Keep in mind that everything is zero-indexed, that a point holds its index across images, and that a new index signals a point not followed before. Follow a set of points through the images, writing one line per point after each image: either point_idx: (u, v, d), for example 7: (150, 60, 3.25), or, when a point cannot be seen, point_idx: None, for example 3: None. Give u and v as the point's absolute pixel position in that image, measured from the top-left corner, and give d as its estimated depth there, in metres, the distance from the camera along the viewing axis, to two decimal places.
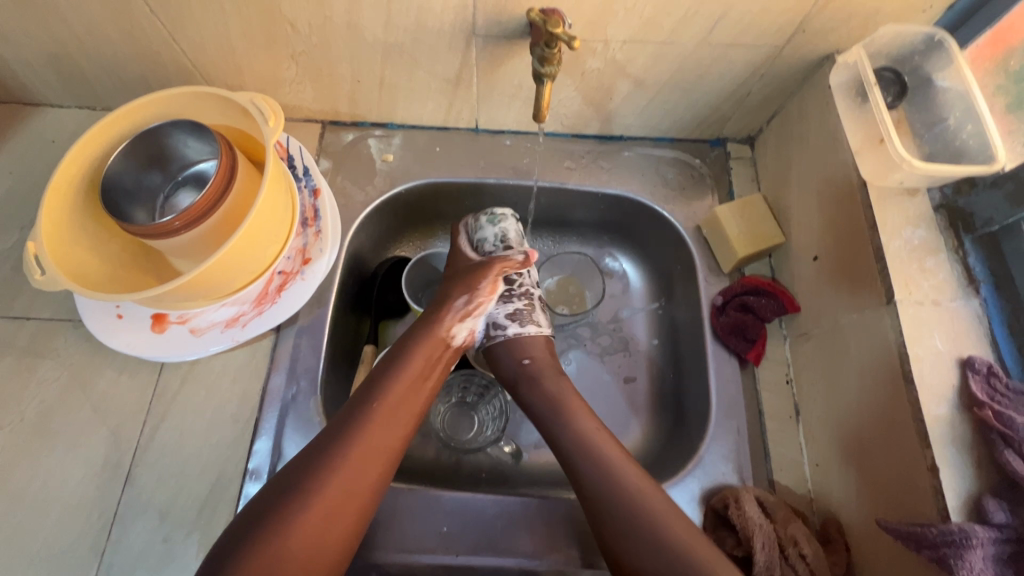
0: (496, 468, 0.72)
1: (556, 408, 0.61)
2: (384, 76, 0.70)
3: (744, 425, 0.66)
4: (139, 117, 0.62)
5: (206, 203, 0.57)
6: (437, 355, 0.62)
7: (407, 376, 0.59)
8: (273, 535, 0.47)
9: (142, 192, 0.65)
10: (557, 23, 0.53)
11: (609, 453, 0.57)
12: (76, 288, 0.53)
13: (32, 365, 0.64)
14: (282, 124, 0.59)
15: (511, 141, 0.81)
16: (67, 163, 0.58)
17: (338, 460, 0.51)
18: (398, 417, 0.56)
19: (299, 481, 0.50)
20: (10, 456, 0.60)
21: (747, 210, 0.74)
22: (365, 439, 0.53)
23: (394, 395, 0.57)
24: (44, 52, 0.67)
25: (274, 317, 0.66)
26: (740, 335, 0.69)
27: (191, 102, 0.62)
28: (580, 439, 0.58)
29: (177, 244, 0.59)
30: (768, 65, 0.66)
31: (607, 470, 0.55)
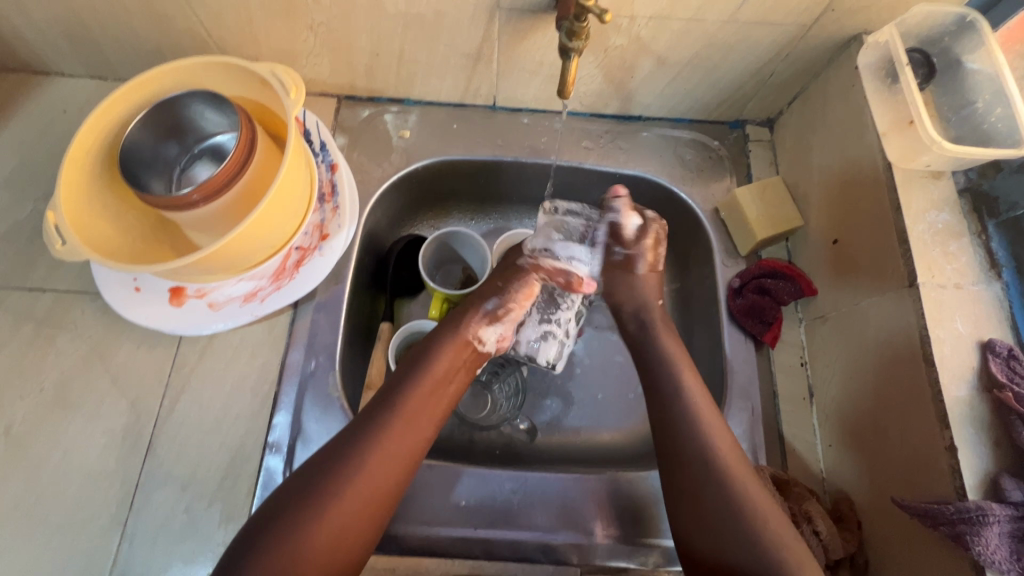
0: (509, 446, 0.73)
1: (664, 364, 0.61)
2: (404, 50, 0.69)
3: (759, 405, 0.67)
4: (154, 86, 0.61)
5: (226, 176, 0.56)
6: (461, 359, 0.61)
7: (434, 377, 0.58)
8: (307, 513, 0.48)
9: (157, 165, 0.64)
10: None
11: (706, 424, 0.56)
12: (97, 259, 0.53)
13: (51, 336, 0.64)
14: (304, 97, 0.58)
15: (529, 119, 0.80)
16: (84, 133, 0.57)
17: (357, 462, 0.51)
18: (427, 414, 0.56)
19: (325, 472, 0.50)
20: (32, 424, 0.61)
21: (766, 192, 0.73)
22: (392, 431, 0.53)
23: (423, 396, 0.56)
24: (56, 17, 0.66)
25: (292, 293, 0.66)
26: (757, 318, 0.70)
27: (209, 72, 0.61)
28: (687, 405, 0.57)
29: (196, 217, 0.59)
30: (794, 45, 0.66)
31: (692, 418, 0.56)
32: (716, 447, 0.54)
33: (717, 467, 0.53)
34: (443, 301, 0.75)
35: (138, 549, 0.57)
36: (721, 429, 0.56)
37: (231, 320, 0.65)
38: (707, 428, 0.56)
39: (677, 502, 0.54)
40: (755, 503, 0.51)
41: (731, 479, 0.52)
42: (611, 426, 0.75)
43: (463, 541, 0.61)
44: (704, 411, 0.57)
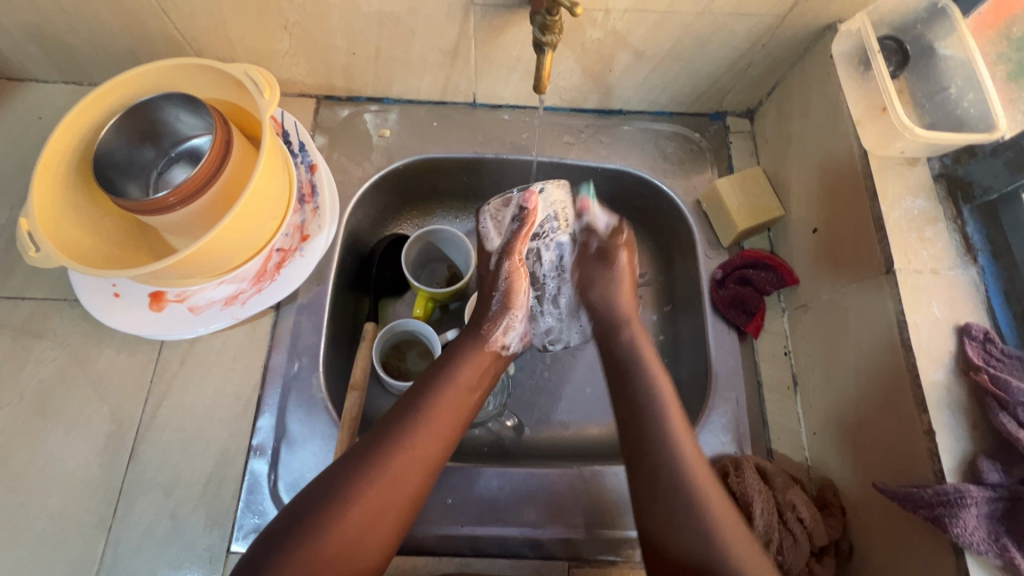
0: (497, 443, 0.73)
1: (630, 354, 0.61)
2: (381, 48, 0.69)
3: (743, 395, 0.67)
4: (129, 89, 0.60)
5: (201, 179, 0.56)
6: (485, 367, 0.61)
7: (458, 383, 0.58)
8: (324, 515, 0.48)
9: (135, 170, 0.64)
10: None
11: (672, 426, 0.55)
12: (72, 266, 0.52)
13: (29, 345, 0.63)
14: (278, 97, 0.58)
15: (510, 115, 0.80)
16: (58, 136, 0.57)
17: (380, 465, 0.51)
18: (450, 420, 0.56)
19: (346, 474, 0.50)
20: (11, 435, 0.60)
21: (747, 183, 0.73)
22: (417, 436, 0.53)
23: (446, 403, 0.56)
24: (26, 23, 0.65)
25: (273, 295, 0.65)
26: (740, 309, 0.70)
27: (182, 74, 0.61)
28: (659, 405, 0.56)
29: (173, 220, 0.59)
30: (770, 35, 0.66)
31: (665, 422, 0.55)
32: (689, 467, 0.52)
33: (669, 440, 0.53)
34: (428, 300, 0.75)
35: (122, 556, 0.57)
36: (697, 451, 0.53)
37: (212, 323, 0.64)
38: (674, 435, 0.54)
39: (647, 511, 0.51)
40: (694, 471, 0.52)
41: (694, 490, 0.51)
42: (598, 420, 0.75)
43: (450, 540, 0.61)
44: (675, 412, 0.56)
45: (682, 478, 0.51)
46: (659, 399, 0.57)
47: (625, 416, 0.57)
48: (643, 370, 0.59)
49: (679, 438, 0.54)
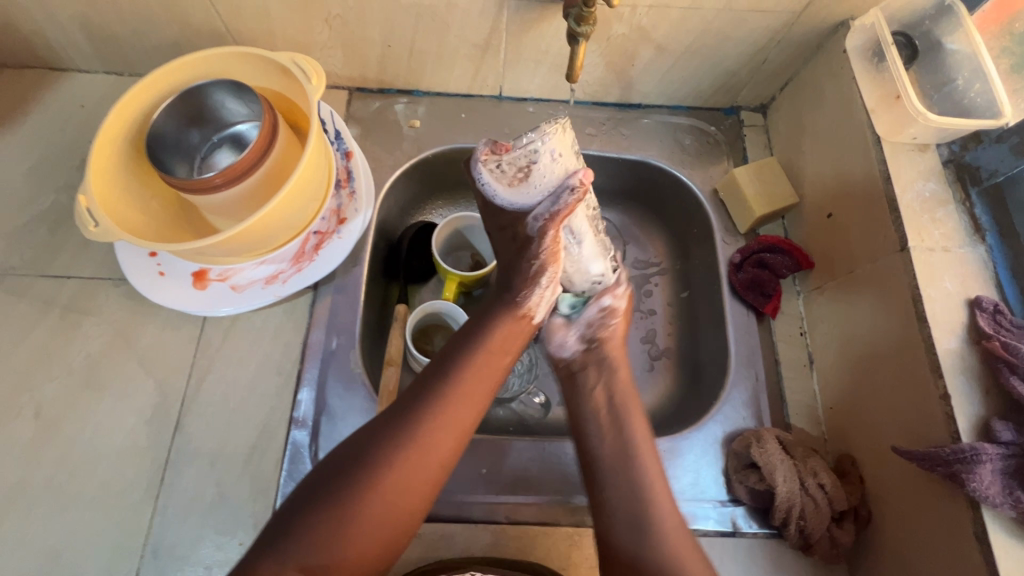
0: (521, 423, 0.75)
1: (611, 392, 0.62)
2: (415, 41, 0.72)
3: (762, 372, 0.70)
4: (182, 76, 0.64)
5: (248, 163, 0.59)
6: (519, 329, 0.61)
7: (490, 347, 0.59)
8: (356, 483, 0.51)
9: (181, 154, 0.67)
10: None
11: (642, 467, 0.57)
12: (130, 238, 0.56)
13: (77, 321, 0.66)
14: (325, 85, 0.62)
15: (534, 108, 0.83)
16: (113, 120, 0.60)
17: (414, 434, 0.53)
18: (481, 385, 0.58)
19: (378, 443, 0.52)
20: (61, 406, 0.62)
21: (763, 172, 0.76)
22: (449, 405, 0.55)
23: (476, 371, 0.58)
24: (77, 13, 0.68)
25: (312, 276, 0.68)
26: (757, 291, 0.73)
27: (231, 62, 0.64)
28: (621, 447, 0.58)
29: (220, 201, 0.61)
30: (785, 32, 0.70)
31: (627, 463, 0.57)
32: (657, 501, 0.55)
33: (630, 476, 0.56)
34: (456, 283, 0.77)
35: (169, 522, 0.59)
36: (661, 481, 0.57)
37: (252, 301, 0.67)
38: (642, 472, 0.57)
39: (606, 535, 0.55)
40: (660, 503, 0.55)
41: (649, 517, 0.54)
42: None
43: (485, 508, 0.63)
44: (642, 451, 0.58)
45: (638, 495, 0.55)
46: (629, 442, 0.58)
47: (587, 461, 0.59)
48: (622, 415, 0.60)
49: (646, 479, 0.56)
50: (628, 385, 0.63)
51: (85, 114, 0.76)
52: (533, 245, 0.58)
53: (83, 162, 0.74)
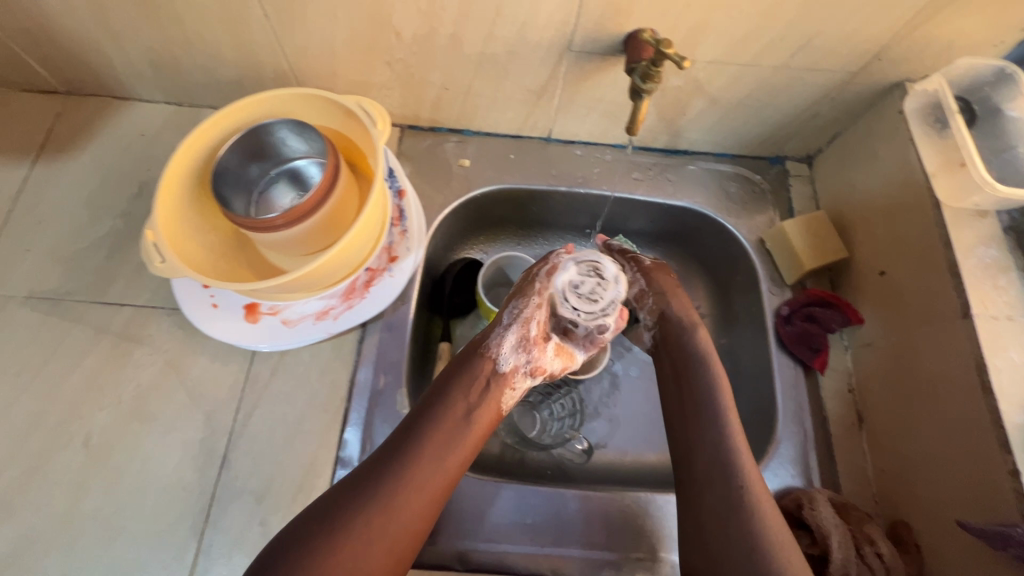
0: (559, 467, 0.75)
1: (698, 377, 0.63)
2: (472, 85, 0.73)
3: (811, 429, 0.69)
4: (248, 113, 0.65)
5: (310, 207, 0.60)
6: (488, 396, 0.59)
7: (459, 409, 0.58)
8: (337, 524, 0.50)
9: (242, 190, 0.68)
10: (669, 43, 0.54)
11: (739, 449, 0.58)
12: (195, 275, 0.56)
13: (129, 350, 0.66)
14: (389, 129, 0.63)
15: (581, 151, 0.84)
16: (180, 156, 0.62)
17: (384, 483, 0.52)
18: (449, 448, 0.56)
19: (363, 480, 0.53)
20: (110, 436, 0.62)
21: (812, 225, 0.76)
22: (416, 461, 0.54)
23: (446, 428, 0.56)
24: (147, 48, 0.70)
25: (363, 313, 0.68)
26: (806, 345, 0.72)
27: (295, 102, 0.66)
28: (720, 428, 0.59)
29: (279, 239, 0.62)
30: (840, 89, 0.70)
31: (729, 446, 0.58)
32: (749, 481, 0.56)
33: (730, 456, 0.58)
34: None
35: (212, 562, 0.58)
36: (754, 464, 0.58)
37: (302, 337, 0.67)
38: (741, 460, 0.57)
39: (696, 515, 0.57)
40: (757, 493, 0.56)
41: (750, 498, 0.55)
42: (656, 448, 0.78)
43: (531, 559, 0.62)
44: (737, 435, 0.59)
45: (738, 476, 0.56)
46: (725, 422, 0.60)
47: (689, 440, 0.61)
48: (715, 393, 0.62)
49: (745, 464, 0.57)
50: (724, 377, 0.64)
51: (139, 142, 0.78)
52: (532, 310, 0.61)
53: (140, 190, 0.76)
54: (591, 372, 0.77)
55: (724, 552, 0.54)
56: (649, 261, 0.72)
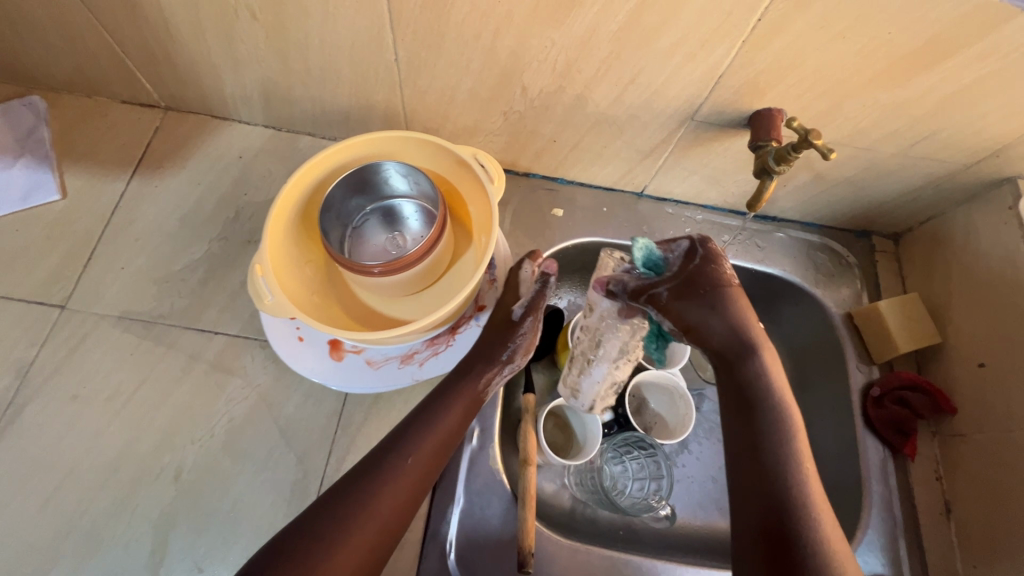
0: (629, 529, 0.74)
1: (770, 406, 0.52)
2: (582, 140, 0.73)
3: (899, 517, 0.69)
4: (360, 149, 0.65)
5: (419, 255, 0.60)
6: (470, 409, 0.59)
7: (447, 420, 0.56)
8: (325, 541, 0.47)
9: (340, 223, 0.67)
10: (818, 135, 0.55)
11: (813, 498, 0.47)
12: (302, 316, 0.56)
13: (222, 382, 0.65)
14: (504, 186, 0.64)
15: (672, 209, 0.84)
16: (290, 186, 0.62)
17: (375, 495, 0.50)
18: (436, 455, 0.55)
19: (349, 500, 0.50)
20: (200, 472, 0.61)
21: (906, 308, 0.76)
22: (403, 469, 0.53)
23: (434, 437, 0.55)
24: (263, 77, 0.70)
25: (448, 361, 0.67)
26: (895, 429, 0.72)
27: (403, 144, 0.66)
28: (790, 468, 0.48)
29: (384, 282, 0.62)
30: (948, 178, 0.71)
31: (799, 494, 0.47)
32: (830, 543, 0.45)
33: (803, 509, 0.46)
34: None
35: None
36: (832, 519, 0.46)
37: (385, 379, 0.65)
38: (815, 513, 0.46)
39: None
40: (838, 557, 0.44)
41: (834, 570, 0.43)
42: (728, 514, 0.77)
43: None
44: (813, 482, 0.48)
45: (816, 537, 0.45)
46: (796, 463, 0.49)
47: (750, 487, 0.49)
48: (780, 428, 0.51)
49: (823, 524, 0.46)
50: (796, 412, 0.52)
51: (236, 163, 0.77)
52: (520, 324, 0.63)
53: (236, 214, 0.75)
54: (677, 440, 0.75)
55: None
56: (667, 287, 0.57)
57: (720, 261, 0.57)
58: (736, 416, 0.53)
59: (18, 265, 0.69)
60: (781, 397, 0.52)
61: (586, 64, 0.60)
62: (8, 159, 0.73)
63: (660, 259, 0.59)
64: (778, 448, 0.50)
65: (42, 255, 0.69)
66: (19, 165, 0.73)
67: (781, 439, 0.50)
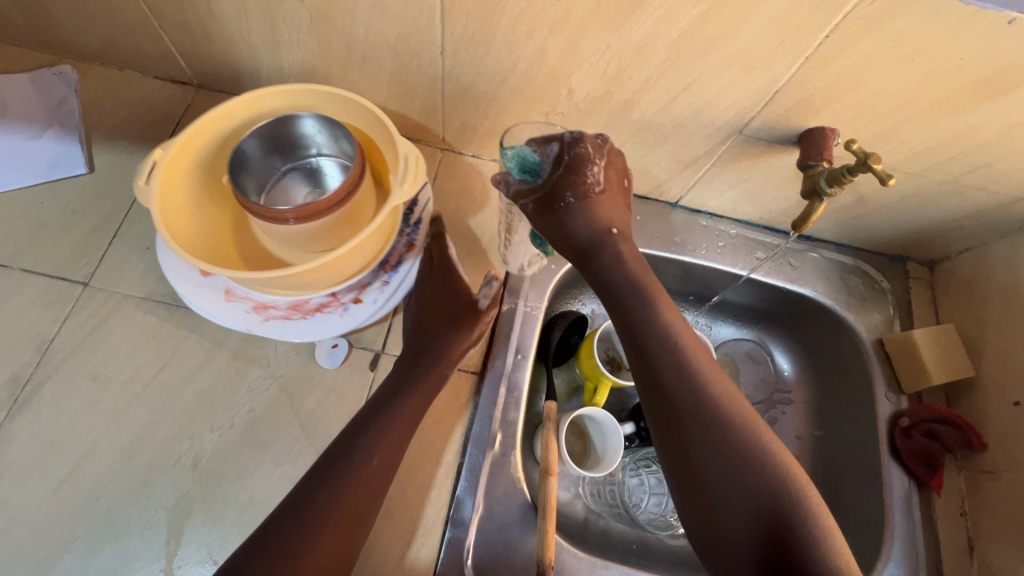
0: (642, 540, 0.73)
1: (631, 286, 0.55)
2: (622, 147, 0.72)
3: (922, 550, 0.68)
4: (309, 99, 0.64)
5: (316, 214, 0.58)
6: (427, 396, 0.60)
7: (409, 410, 0.58)
8: (308, 526, 0.49)
9: (266, 163, 0.67)
10: (877, 158, 0.56)
11: (696, 358, 0.51)
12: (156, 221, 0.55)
13: (244, 370, 0.64)
14: (413, 192, 0.59)
15: (706, 221, 0.82)
16: (229, 107, 0.62)
17: (348, 483, 0.52)
18: (400, 445, 0.56)
19: (327, 488, 0.51)
20: (218, 461, 0.60)
21: (941, 339, 0.75)
22: (372, 459, 0.54)
23: (400, 426, 0.56)
24: (301, 61, 0.68)
25: (289, 333, 0.63)
26: (922, 461, 0.71)
27: (353, 108, 0.64)
28: (665, 337, 0.52)
29: (276, 230, 0.60)
30: (994, 210, 0.69)
31: (682, 361, 0.50)
32: (722, 392, 0.49)
33: (690, 375, 0.50)
34: (609, 387, 0.75)
35: None
36: (714, 366, 0.51)
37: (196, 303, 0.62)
38: (701, 371, 0.50)
39: (686, 458, 0.48)
40: (733, 405, 0.49)
41: (730, 417, 0.48)
42: None
43: None
44: (689, 341, 0.52)
45: (707, 394, 0.49)
46: (669, 330, 0.52)
47: (644, 378, 0.52)
48: (646, 302, 0.54)
49: (708, 378, 0.50)
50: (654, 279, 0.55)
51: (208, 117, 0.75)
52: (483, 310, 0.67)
53: None
54: None
55: (748, 480, 0.46)
56: (533, 200, 0.57)
57: (586, 166, 0.54)
58: (619, 321, 0.55)
59: (43, 238, 0.67)
60: (646, 286, 0.54)
61: (639, 70, 0.58)
62: (36, 129, 0.72)
63: (536, 163, 0.56)
64: (662, 337, 0.52)
65: (66, 230, 0.68)
66: (47, 136, 0.72)
67: (652, 313, 0.53)
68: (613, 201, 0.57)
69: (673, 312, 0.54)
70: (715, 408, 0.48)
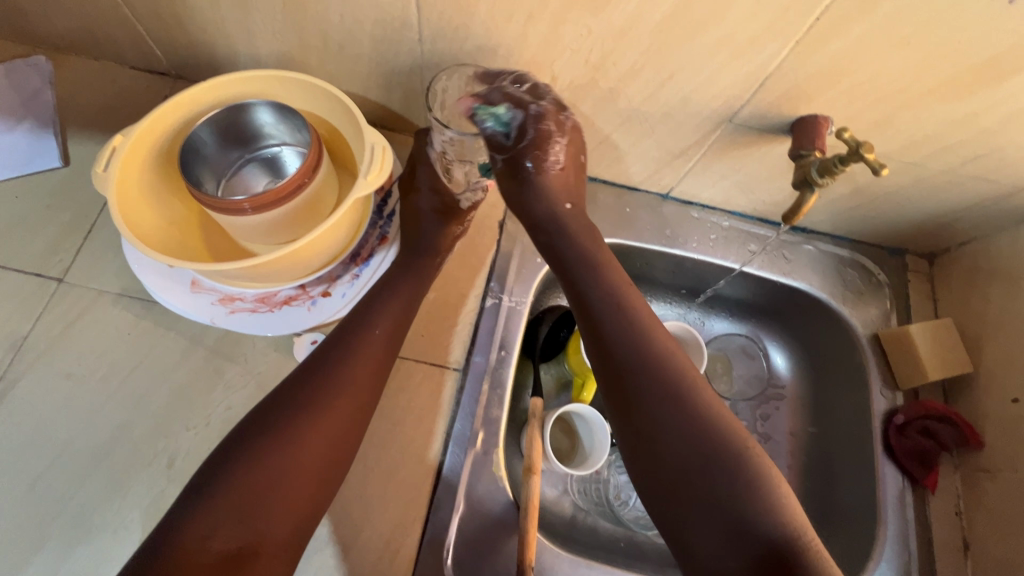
0: (630, 539, 0.72)
1: (579, 255, 0.61)
2: (609, 137, 0.69)
3: (915, 551, 0.66)
4: (273, 85, 0.62)
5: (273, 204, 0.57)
6: (370, 365, 0.58)
7: (346, 377, 0.56)
8: (241, 483, 0.49)
9: (226, 149, 0.65)
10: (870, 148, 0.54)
11: (639, 314, 0.56)
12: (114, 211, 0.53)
13: (221, 368, 0.63)
14: (377, 186, 0.57)
15: (698, 213, 0.80)
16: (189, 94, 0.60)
17: (281, 445, 0.51)
18: (339, 413, 0.54)
19: (261, 447, 0.51)
20: (194, 460, 0.59)
21: (938, 333, 0.73)
22: (305, 425, 0.53)
23: (333, 390, 0.55)
24: (278, 50, 0.66)
25: (251, 326, 0.62)
26: (918, 460, 0.69)
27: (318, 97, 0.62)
28: (611, 297, 0.57)
29: (238, 223, 0.59)
30: (995, 201, 0.67)
31: (627, 319, 0.55)
32: (665, 345, 0.54)
33: (636, 328, 0.55)
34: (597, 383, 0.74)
35: None
36: (656, 322, 0.56)
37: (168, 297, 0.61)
38: (645, 326, 0.55)
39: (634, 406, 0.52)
40: (673, 355, 0.53)
41: (670, 364, 0.53)
42: None
43: None
44: (634, 301, 0.57)
45: (651, 344, 0.54)
46: (615, 291, 0.58)
47: (592, 336, 0.56)
48: (591, 266, 0.60)
49: (651, 330, 0.55)
50: (599, 246, 0.62)
51: None
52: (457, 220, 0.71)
53: None
54: None
55: (692, 415, 0.50)
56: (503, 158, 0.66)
57: (550, 145, 0.63)
58: (568, 287, 0.60)
59: (17, 233, 0.66)
60: (592, 257, 0.61)
61: (623, 57, 0.56)
62: (10, 122, 0.70)
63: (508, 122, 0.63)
64: (608, 303, 0.57)
65: (42, 224, 0.67)
66: (22, 129, 0.70)
67: (599, 276, 0.59)
68: (567, 178, 0.66)
69: (619, 275, 0.59)
70: (658, 357, 0.53)
